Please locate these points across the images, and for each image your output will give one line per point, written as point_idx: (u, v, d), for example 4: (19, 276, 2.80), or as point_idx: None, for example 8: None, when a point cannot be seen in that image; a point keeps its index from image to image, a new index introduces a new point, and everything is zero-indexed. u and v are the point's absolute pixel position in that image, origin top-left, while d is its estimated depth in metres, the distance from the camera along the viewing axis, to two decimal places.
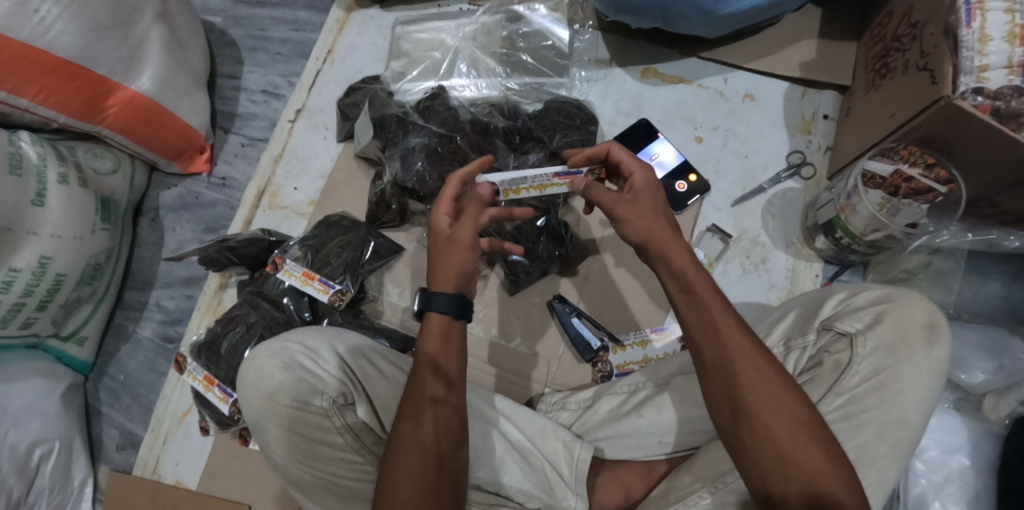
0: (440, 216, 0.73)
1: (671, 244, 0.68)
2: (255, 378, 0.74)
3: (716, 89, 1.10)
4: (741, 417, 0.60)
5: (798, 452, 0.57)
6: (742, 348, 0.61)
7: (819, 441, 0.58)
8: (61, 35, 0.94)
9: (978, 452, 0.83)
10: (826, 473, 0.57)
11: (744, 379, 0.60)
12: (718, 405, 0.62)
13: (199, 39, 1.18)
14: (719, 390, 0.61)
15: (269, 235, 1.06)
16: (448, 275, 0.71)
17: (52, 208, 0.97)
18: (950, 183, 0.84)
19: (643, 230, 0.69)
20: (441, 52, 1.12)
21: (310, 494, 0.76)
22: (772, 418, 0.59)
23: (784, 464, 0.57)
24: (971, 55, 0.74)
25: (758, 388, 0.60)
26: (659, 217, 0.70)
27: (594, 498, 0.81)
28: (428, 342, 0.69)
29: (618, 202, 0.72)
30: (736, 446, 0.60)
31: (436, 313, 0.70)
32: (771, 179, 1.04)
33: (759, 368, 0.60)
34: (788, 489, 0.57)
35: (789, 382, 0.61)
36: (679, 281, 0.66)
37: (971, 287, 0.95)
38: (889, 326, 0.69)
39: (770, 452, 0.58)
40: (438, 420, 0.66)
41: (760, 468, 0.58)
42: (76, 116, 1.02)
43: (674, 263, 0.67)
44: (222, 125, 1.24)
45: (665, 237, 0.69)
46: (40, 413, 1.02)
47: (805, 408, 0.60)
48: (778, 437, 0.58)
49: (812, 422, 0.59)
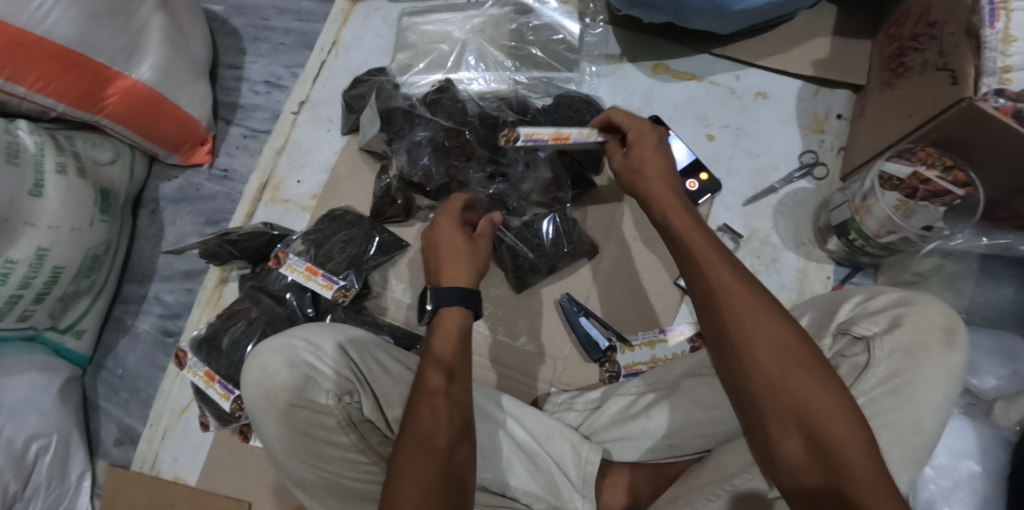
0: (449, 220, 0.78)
1: (659, 187, 0.73)
2: (260, 374, 0.72)
3: (727, 86, 1.08)
4: (729, 351, 0.60)
5: (788, 379, 0.58)
6: (726, 280, 0.62)
7: (814, 371, 0.58)
8: (59, 21, 0.91)
9: (987, 457, 0.82)
10: (820, 401, 0.57)
11: (729, 312, 0.61)
12: (712, 343, 0.63)
13: (201, 27, 1.16)
14: (708, 325, 0.63)
15: (271, 229, 1.04)
16: (458, 267, 0.74)
17: (50, 199, 0.95)
18: (969, 186, 0.83)
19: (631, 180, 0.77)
20: (449, 45, 1.10)
21: (313, 494, 0.75)
22: (758, 345, 0.59)
23: (776, 397, 0.58)
24: (995, 55, 0.72)
25: (743, 315, 0.60)
26: (652, 162, 0.76)
27: (601, 500, 0.81)
28: (439, 339, 0.70)
29: (617, 155, 0.81)
30: (731, 384, 0.61)
31: (456, 307, 0.72)
32: (783, 179, 1.03)
33: (743, 299, 0.61)
34: (783, 420, 0.57)
35: (779, 310, 0.61)
36: (666, 224, 0.70)
37: (983, 290, 0.94)
38: (908, 329, 0.68)
39: (761, 386, 0.58)
40: (437, 413, 0.65)
41: (754, 404, 0.59)
42: (75, 105, 1.00)
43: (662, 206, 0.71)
44: (224, 116, 1.22)
45: (653, 184, 0.74)
46: (37, 407, 1.00)
47: (795, 335, 0.59)
48: (767, 368, 0.58)
49: (802, 348, 0.59)
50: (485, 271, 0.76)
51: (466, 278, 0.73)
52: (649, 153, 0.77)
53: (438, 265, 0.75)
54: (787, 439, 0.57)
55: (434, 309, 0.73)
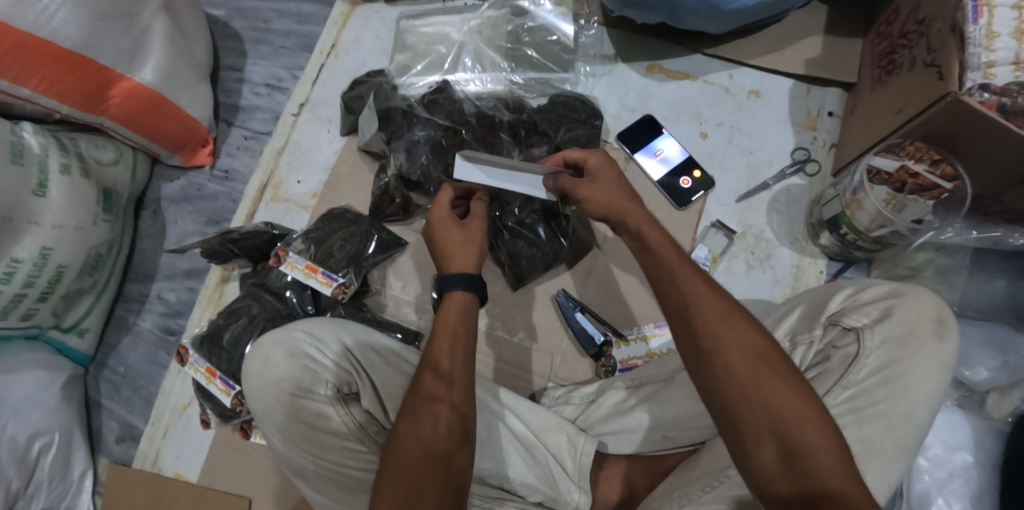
0: (443, 208, 0.81)
1: (628, 209, 0.74)
2: (261, 365, 0.74)
3: (721, 85, 1.10)
4: (703, 362, 0.61)
5: (760, 387, 0.58)
6: (700, 293, 0.63)
7: (786, 378, 0.59)
8: (64, 24, 0.93)
9: (981, 448, 0.83)
10: (792, 408, 0.57)
11: (703, 322, 0.62)
12: (686, 355, 0.63)
13: (203, 30, 1.18)
14: (683, 335, 0.63)
15: (272, 228, 1.06)
16: (460, 252, 0.77)
17: (54, 198, 0.97)
18: (957, 180, 0.85)
19: (604, 204, 0.75)
20: (447, 46, 1.12)
21: (314, 483, 0.75)
22: (731, 355, 0.60)
23: (749, 405, 0.58)
24: (979, 50, 0.74)
25: (714, 324, 0.61)
26: (617, 189, 0.76)
27: (596, 492, 0.83)
28: (446, 316, 0.72)
29: (580, 184, 0.77)
30: (707, 395, 0.61)
31: (457, 292, 0.74)
32: (776, 175, 1.04)
33: (717, 310, 0.62)
34: (757, 428, 0.58)
35: (750, 320, 0.62)
36: (639, 242, 0.71)
37: (976, 284, 0.95)
38: (898, 320, 0.69)
39: (735, 394, 0.59)
40: (437, 419, 0.66)
41: (729, 414, 0.59)
42: (79, 107, 1.01)
43: (632, 227, 0.72)
44: (225, 117, 1.24)
45: (624, 206, 0.75)
46: (40, 404, 1.01)
47: (766, 344, 0.60)
48: (739, 378, 0.59)
49: (774, 356, 0.60)
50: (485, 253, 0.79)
51: (473, 264, 0.76)
52: (616, 181, 0.76)
53: (439, 253, 0.78)
54: (763, 448, 0.57)
55: (440, 294, 0.75)
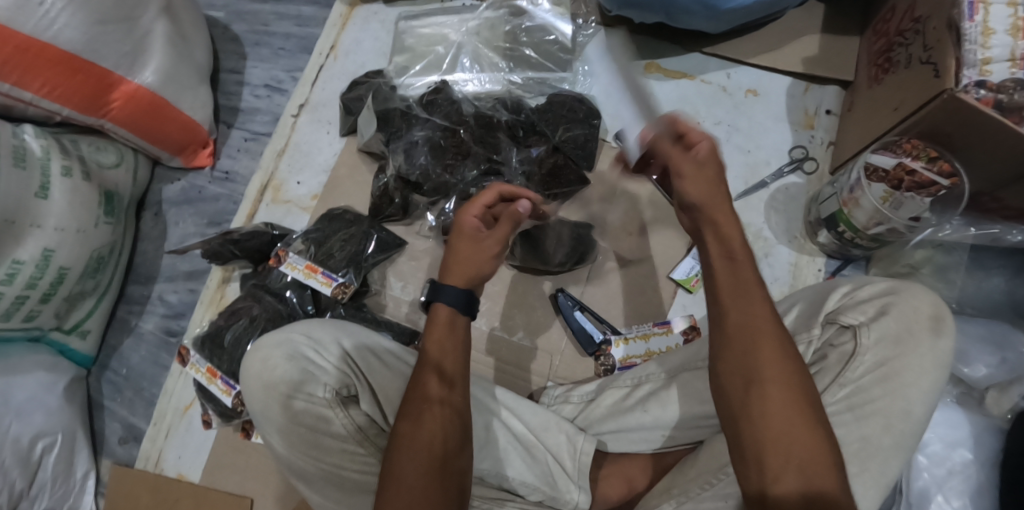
0: (468, 216, 0.76)
1: (722, 212, 0.62)
2: (260, 367, 0.74)
3: (719, 85, 1.10)
4: (751, 389, 0.56)
5: (803, 429, 0.55)
6: (768, 320, 0.58)
7: (823, 430, 0.55)
8: (65, 28, 0.94)
9: (980, 446, 0.83)
10: (824, 458, 0.54)
11: (766, 351, 0.56)
12: (729, 374, 0.58)
13: (202, 33, 1.19)
14: (736, 359, 0.57)
15: (272, 229, 1.06)
16: (460, 271, 0.73)
17: (55, 201, 0.97)
18: (954, 177, 0.85)
19: (701, 194, 0.62)
20: (445, 47, 1.12)
21: (314, 485, 0.76)
22: (783, 392, 0.55)
23: (787, 444, 0.54)
24: (974, 48, 0.75)
25: (775, 359, 0.56)
26: (717, 187, 0.63)
27: (597, 490, 0.83)
28: (433, 332, 0.72)
29: (683, 162, 0.65)
30: (738, 418, 0.57)
31: (444, 303, 0.72)
32: (774, 173, 1.04)
33: (780, 342, 0.57)
34: (786, 466, 0.54)
35: (801, 360, 0.58)
36: (722, 249, 0.61)
37: (974, 281, 0.95)
38: (896, 317, 0.70)
39: (774, 429, 0.55)
40: (439, 422, 0.66)
41: (758, 445, 0.55)
42: (80, 110, 1.02)
43: (719, 231, 0.61)
44: (225, 119, 1.24)
45: (718, 207, 0.62)
46: (43, 406, 1.02)
47: (811, 387, 0.57)
48: (786, 417, 0.55)
49: (817, 405, 0.56)
50: (485, 278, 0.74)
51: (466, 283, 0.73)
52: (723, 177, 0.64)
53: (446, 263, 0.75)
54: (783, 486, 0.53)
55: (428, 301, 0.74)
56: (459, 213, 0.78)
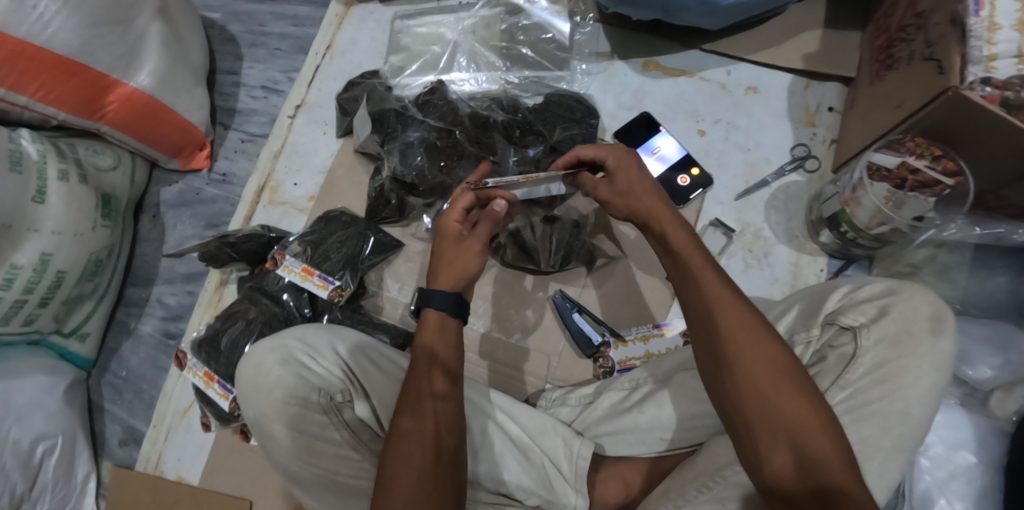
0: (449, 221, 0.77)
1: (655, 207, 0.70)
2: (254, 372, 0.74)
3: (718, 82, 1.09)
4: (724, 370, 0.60)
5: (781, 396, 0.57)
6: (723, 299, 0.61)
7: (805, 393, 0.58)
8: (59, 31, 0.93)
9: (983, 448, 0.81)
10: (812, 421, 0.56)
11: (726, 329, 0.60)
12: (706, 361, 0.62)
13: (198, 35, 1.18)
14: (703, 342, 0.62)
15: (269, 231, 1.06)
16: (448, 272, 0.74)
17: (52, 204, 0.97)
18: (959, 176, 0.83)
19: (625, 203, 0.73)
20: (441, 46, 1.11)
21: (309, 491, 0.74)
22: (752, 365, 0.59)
23: (768, 416, 0.57)
24: (980, 43, 0.73)
25: (737, 333, 0.60)
26: (639, 184, 0.73)
27: (594, 494, 0.82)
28: (425, 335, 0.71)
29: (599, 186, 0.76)
30: (722, 401, 0.60)
31: (434, 309, 0.72)
32: (774, 172, 1.03)
33: (740, 315, 0.60)
34: (775, 437, 0.57)
35: (772, 331, 0.60)
36: (663, 245, 0.68)
37: (977, 281, 0.94)
38: (895, 318, 0.68)
39: (754, 405, 0.58)
40: (441, 416, 0.67)
41: (746, 424, 0.58)
42: (77, 113, 1.02)
43: (656, 227, 0.69)
44: (222, 121, 1.24)
45: (649, 203, 0.71)
46: (43, 409, 1.02)
47: (786, 355, 0.59)
48: (761, 389, 0.58)
49: (794, 367, 0.59)
50: (475, 278, 0.75)
51: (457, 284, 0.73)
52: (639, 175, 0.73)
53: (433, 268, 0.75)
54: (777, 457, 0.56)
55: (418, 308, 0.74)
56: (441, 219, 0.79)
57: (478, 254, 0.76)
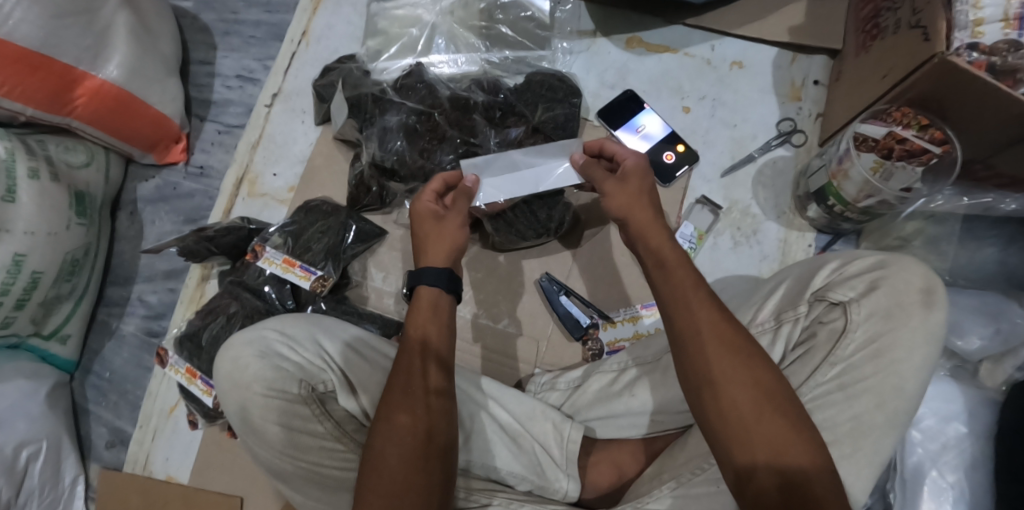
0: (424, 202, 0.76)
1: (649, 224, 0.68)
2: (231, 367, 0.72)
3: (703, 58, 1.07)
4: (706, 391, 0.59)
5: (761, 420, 0.57)
6: (711, 320, 0.61)
7: (785, 415, 0.58)
8: (21, 23, 0.90)
9: (975, 418, 0.81)
10: (793, 445, 0.57)
11: (711, 351, 0.60)
12: (688, 380, 0.61)
13: (169, 24, 1.14)
14: (688, 363, 0.61)
15: (248, 223, 1.04)
16: (437, 248, 0.73)
17: (24, 204, 0.94)
18: (945, 144, 0.82)
19: (625, 207, 0.70)
20: (419, 29, 1.06)
21: (294, 484, 0.73)
22: (735, 388, 0.58)
23: (749, 437, 0.57)
24: (966, 8, 0.72)
25: (721, 358, 0.59)
26: (644, 197, 0.71)
27: (586, 478, 0.81)
28: (417, 316, 0.69)
29: (607, 180, 0.73)
30: (703, 420, 0.60)
31: (427, 286, 0.71)
32: (760, 147, 1.02)
33: (726, 339, 0.60)
34: (756, 458, 0.56)
35: (760, 356, 0.60)
36: (654, 257, 0.66)
37: (967, 252, 0.93)
38: (886, 292, 0.67)
39: (737, 427, 0.58)
40: (435, 411, 0.65)
41: (726, 443, 0.58)
42: (44, 108, 0.98)
43: (650, 242, 0.67)
44: (198, 112, 1.21)
45: (644, 217, 0.69)
46: (25, 414, 1.00)
47: (769, 378, 0.59)
48: (742, 412, 0.58)
49: (778, 392, 0.59)
50: (465, 246, 0.75)
51: (448, 258, 0.72)
52: (646, 187, 0.72)
53: (416, 248, 0.74)
54: (758, 475, 0.56)
55: (410, 289, 0.72)
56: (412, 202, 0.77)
57: (460, 224, 0.76)
